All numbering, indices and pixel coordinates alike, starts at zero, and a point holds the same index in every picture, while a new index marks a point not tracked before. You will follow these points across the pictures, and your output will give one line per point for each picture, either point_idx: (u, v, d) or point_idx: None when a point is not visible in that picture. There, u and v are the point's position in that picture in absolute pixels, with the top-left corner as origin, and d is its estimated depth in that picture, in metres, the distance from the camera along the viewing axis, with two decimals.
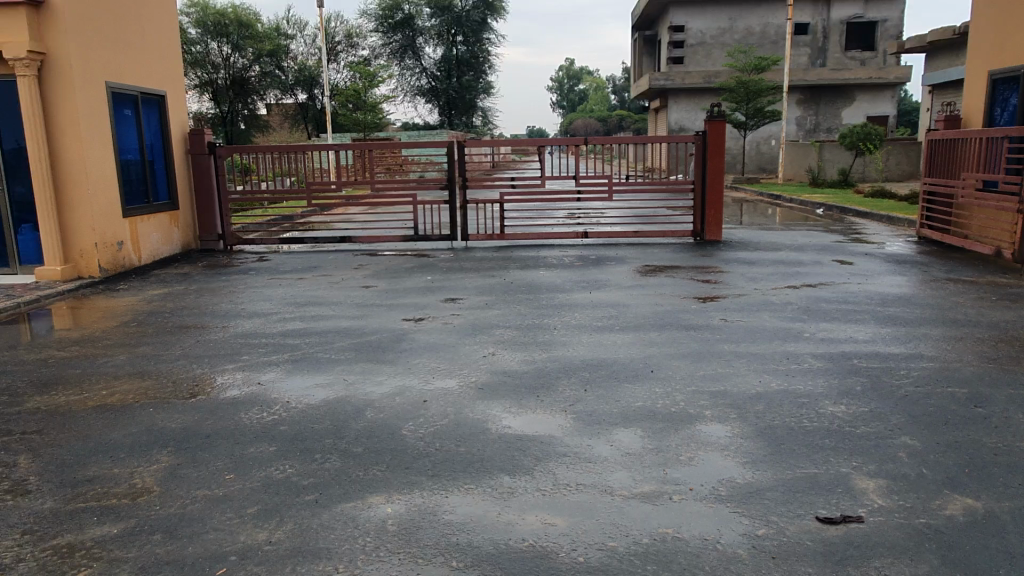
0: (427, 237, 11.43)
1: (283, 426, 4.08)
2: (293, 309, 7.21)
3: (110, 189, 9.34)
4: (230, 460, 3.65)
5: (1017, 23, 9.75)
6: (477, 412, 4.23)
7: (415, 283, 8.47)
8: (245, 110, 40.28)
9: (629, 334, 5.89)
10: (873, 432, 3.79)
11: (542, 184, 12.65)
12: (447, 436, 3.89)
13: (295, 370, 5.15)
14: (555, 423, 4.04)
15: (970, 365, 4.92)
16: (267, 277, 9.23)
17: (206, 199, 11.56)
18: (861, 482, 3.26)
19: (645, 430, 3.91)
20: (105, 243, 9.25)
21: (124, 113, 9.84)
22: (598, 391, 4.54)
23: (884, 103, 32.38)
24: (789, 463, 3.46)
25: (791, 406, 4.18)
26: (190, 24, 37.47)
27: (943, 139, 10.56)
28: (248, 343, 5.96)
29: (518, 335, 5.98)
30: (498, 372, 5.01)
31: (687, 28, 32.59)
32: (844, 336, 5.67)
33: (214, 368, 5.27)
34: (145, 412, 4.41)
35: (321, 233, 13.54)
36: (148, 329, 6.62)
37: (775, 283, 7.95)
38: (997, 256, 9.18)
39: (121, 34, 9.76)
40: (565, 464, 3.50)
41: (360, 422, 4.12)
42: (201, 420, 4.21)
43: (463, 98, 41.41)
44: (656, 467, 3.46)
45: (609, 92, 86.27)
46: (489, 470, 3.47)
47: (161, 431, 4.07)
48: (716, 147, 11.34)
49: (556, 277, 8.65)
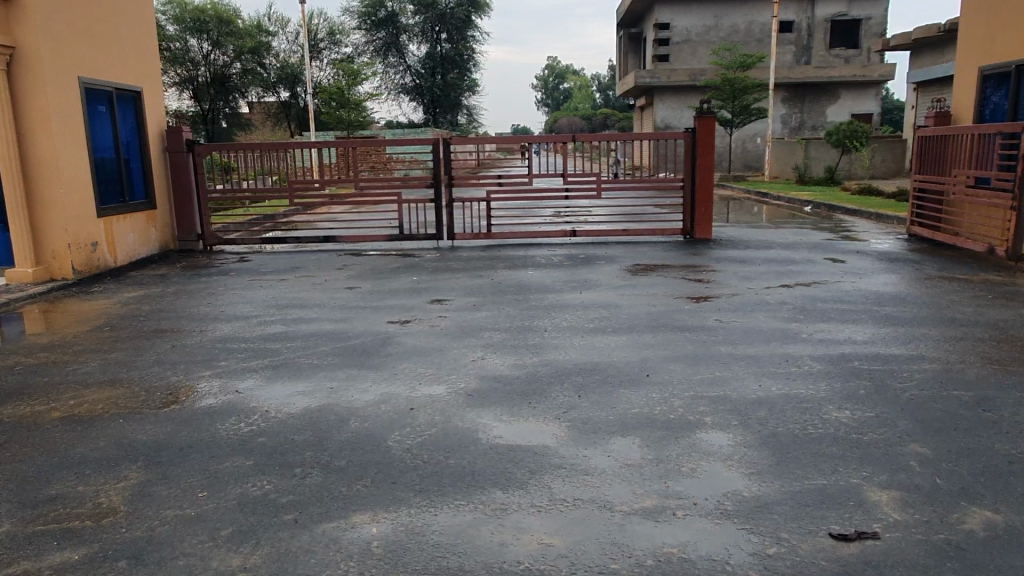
0: (413, 237, 11.19)
1: (260, 437, 3.87)
2: (275, 312, 6.98)
3: (83, 188, 9.04)
4: (203, 476, 3.42)
5: (1006, 17, 9.66)
6: (466, 421, 4.03)
7: (401, 284, 8.23)
8: (226, 108, 39.96)
9: (622, 336, 5.72)
10: (880, 439, 3.63)
11: (529, 182, 12.40)
12: (434, 446, 3.69)
13: (275, 376, 4.92)
14: (549, 432, 3.85)
15: (973, 367, 4.79)
16: (248, 278, 8.98)
17: (184, 198, 11.25)
18: (874, 494, 3.09)
19: (643, 439, 3.72)
20: (79, 244, 8.94)
21: (98, 110, 9.53)
22: (592, 398, 4.35)
23: (868, 102, 32.55)
24: (797, 473, 3.29)
25: (794, 412, 4.01)
26: (169, 21, 37.04)
27: (933, 136, 10.47)
28: (226, 347, 5.72)
29: (509, 337, 5.79)
30: (488, 377, 4.81)
31: (672, 26, 32.52)
32: (843, 338, 5.51)
33: (190, 375, 5.03)
34: (115, 423, 4.17)
35: (305, 232, 13.24)
36: (122, 334, 6.35)
37: (768, 282, 7.80)
38: (990, 254, 9.09)
39: (94, 27, 9.42)
40: (561, 478, 3.31)
41: (343, 433, 3.91)
42: (174, 432, 3.98)
43: (448, 96, 41.30)
44: (657, 479, 3.27)
45: (593, 91, 86.17)
46: (481, 485, 3.26)
47: (130, 445, 3.83)
48: (706, 144, 11.17)
49: (545, 277, 8.46)
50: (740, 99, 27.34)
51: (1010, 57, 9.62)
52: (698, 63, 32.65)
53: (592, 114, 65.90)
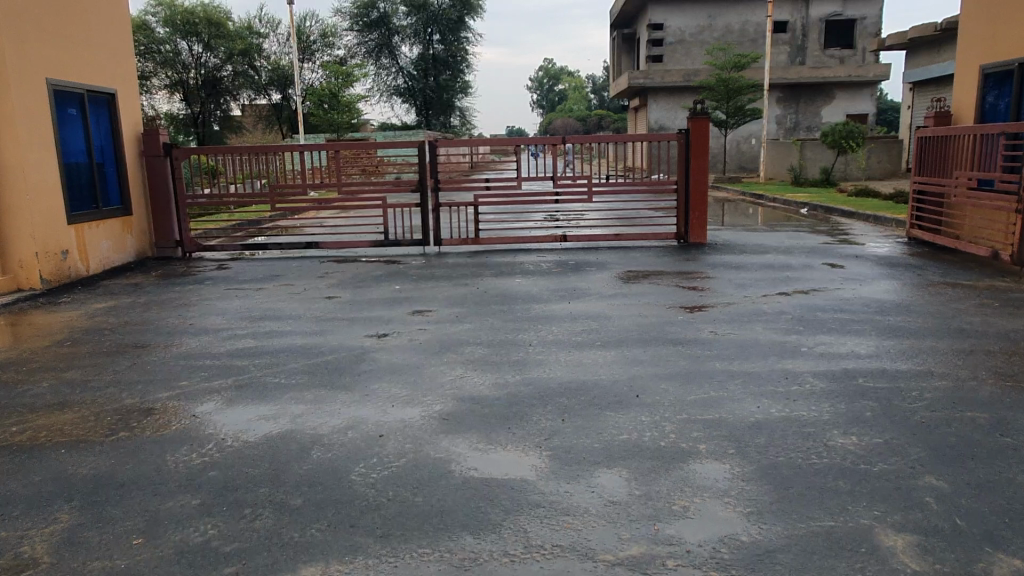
0: (398, 242, 10.87)
1: (211, 471, 3.53)
2: (247, 324, 6.64)
3: (53, 195, 8.68)
4: (142, 519, 3.09)
5: (1007, 15, 9.38)
6: (438, 450, 3.68)
7: (382, 294, 7.88)
8: (218, 111, 39.51)
9: (610, 351, 5.39)
10: (892, 471, 3.31)
11: (518, 185, 12.02)
12: (402, 481, 3.35)
13: (238, 398, 4.57)
14: (527, 463, 3.51)
15: (986, 385, 4.46)
16: (224, 287, 8.63)
17: (162, 204, 10.88)
18: (886, 538, 2.76)
19: (630, 472, 3.38)
20: (48, 252, 8.58)
21: (68, 113, 9.17)
22: (577, 421, 4.02)
23: (863, 102, 32.31)
24: (800, 514, 2.96)
25: (795, 439, 3.68)
26: (159, 22, 36.61)
27: (934, 136, 10.15)
28: (190, 365, 5.36)
29: (491, 353, 5.45)
30: (466, 398, 4.47)
31: (665, 27, 32.25)
32: (846, 351, 5.19)
33: (146, 397, 4.68)
34: (55, 454, 3.82)
35: (289, 237, 12.86)
36: (83, 350, 5.98)
37: (765, 290, 7.48)
38: (994, 258, 8.77)
39: (64, 28, 9.08)
40: (539, 520, 2.97)
41: (303, 465, 3.56)
42: (120, 465, 3.64)
43: (441, 98, 40.97)
44: (645, 521, 2.94)
45: (589, 92, 85.84)
46: (451, 527, 2.93)
47: (68, 480, 3.49)
48: (700, 145, 10.84)
49: (533, 286, 8.11)
50: (735, 99, 27.02)
51: (1012, 55, 9.34)
52: (692, 64, 32.38)
53: (587, 116, 65.59)
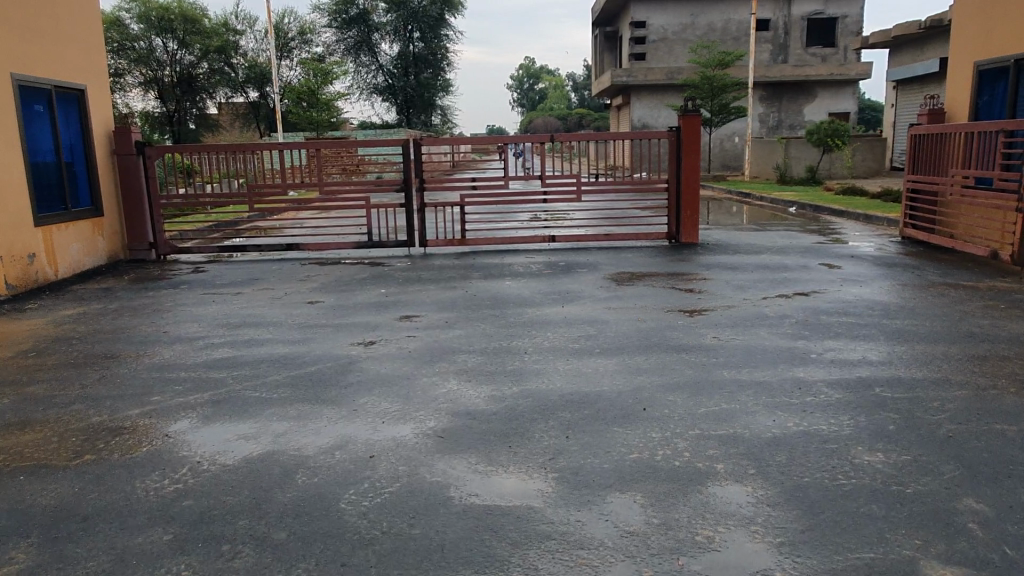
0: (382, 244, 10.50)
1: (186, 500, 3.20)
2: (225, 332, 6.29)
3: (18, 196, 8.24)
4: (108, 558, 2.76)
5: (1000, 11, 9.29)
6: (435, 473, 3.39)
7: (367, 298, 7.55)
8: (194, 109, 38.81)
9: (612, 359, 5.11)
10: (926, 492, 3.07)
11: (505, 184, 11.68)
12: (396, 511, 3.04)
13: (215, 416, 4.23)
14: (533, 488, 3.23)
15: (1008, 393, 4.24)
16: (201, 292, 8.24)
17: (134, 204, 10.45)
18: (933, 572, 2.52)
19: (646, 496, 3.12)
20: (13, 256, 8.15)
21: (35, 110, 8.74)
22: (583, 438, 3.74)
23: (845, 100, 32.42)
24: (836, 545, 2.70)
25: (818, 456, 3.44)
26: (133, 19, 35.77)
27: (928, 134, 9.99)
28: (164, 377, 5.02)
29: (485, 362, 5.16)
30: (461, 414, 4.17)
31: (648, 24, 32.09)
32: (857, 358, 4.96)
33: (116, 415, 4.33)
34: (14, 481, 3.47)
35: (267, 239, 12.43)
36: (48, 362, 5.60)
37: (764, 292, 7.25)
38: (992, 257, 8.63)
39: (30, 21, 8.64)
40: (550, 555, 2.69)
41: (286, 492, 3.25)
42: (86, 493, 3.31)
43: (422, 96, 40.54)
44: (666, 555, 2.67)
45: (569, 91, 85.72)
46: (455, 565, 2.64)
47: (27, 513, 3.15)
48: (692, 143, 10.61)
49: (523, 288, 7.83)
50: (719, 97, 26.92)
51: (1008, 51, 9.17)
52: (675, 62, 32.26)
53: (567, 114, 65.52)
